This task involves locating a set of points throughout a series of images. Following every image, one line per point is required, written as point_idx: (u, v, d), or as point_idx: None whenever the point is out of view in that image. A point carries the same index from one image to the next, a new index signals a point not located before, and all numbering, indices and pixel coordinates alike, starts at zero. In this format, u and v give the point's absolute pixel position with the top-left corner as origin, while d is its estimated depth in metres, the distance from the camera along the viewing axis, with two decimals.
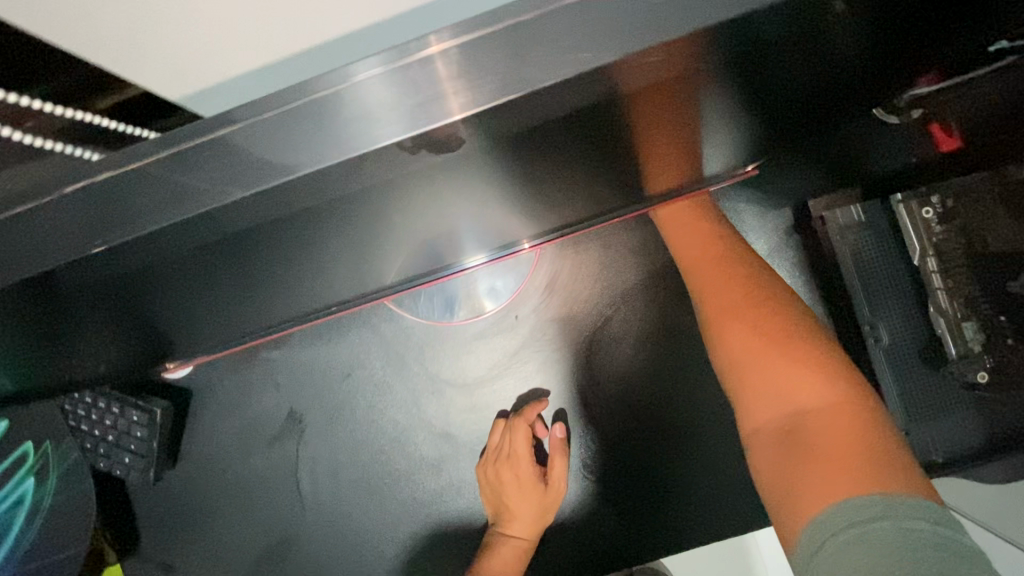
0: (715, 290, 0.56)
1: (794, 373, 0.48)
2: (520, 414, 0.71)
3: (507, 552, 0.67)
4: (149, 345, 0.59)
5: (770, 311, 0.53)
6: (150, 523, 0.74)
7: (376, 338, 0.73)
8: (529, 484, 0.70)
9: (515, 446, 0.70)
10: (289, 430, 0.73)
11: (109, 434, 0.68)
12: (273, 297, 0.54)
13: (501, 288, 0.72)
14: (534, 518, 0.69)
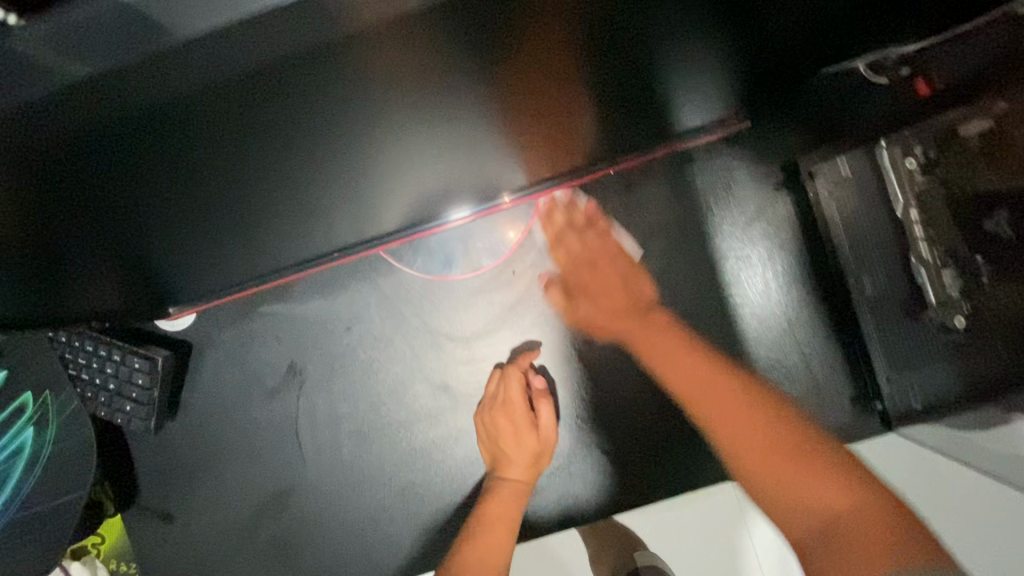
0: (714, 407, 0.60)
1: (814, 482, 0.50)
2: (513, 363, 0.73)
3: (507, 493, 0.69)
4: (146, 285, 0.59)
5: (768, 422, 0.57)
6: (151, 474, 0.74)
7: (376, 292, 0.74)
8: (524, 431, 0.71)
9: (507, 395, 0.72)
10: (290, 383, 0.74)
11: (111, 382, 0.69)
12: (270, 236, 0.55)
13: (499, 243, 0.74)
14: (531, 461, 0.71)
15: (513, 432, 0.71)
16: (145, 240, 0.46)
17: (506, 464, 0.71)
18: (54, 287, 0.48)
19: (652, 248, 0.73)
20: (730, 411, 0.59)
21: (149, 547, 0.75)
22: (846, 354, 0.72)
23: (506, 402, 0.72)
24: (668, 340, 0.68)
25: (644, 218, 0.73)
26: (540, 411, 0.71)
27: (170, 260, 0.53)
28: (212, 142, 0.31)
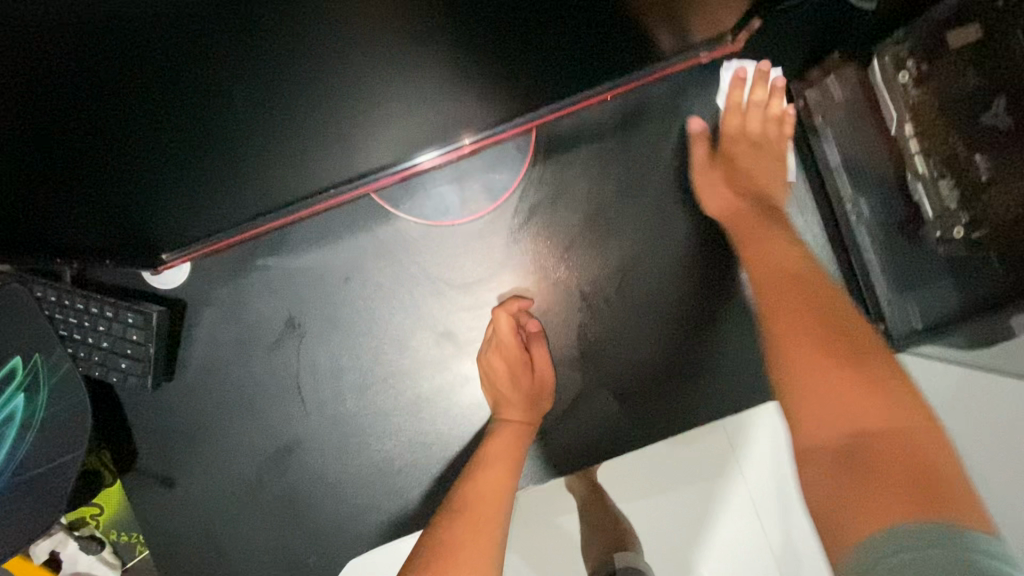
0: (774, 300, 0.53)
1: (849, 392, 0.44)
2: (503, 305, 0.72)
3: (507, 434, 0.68)
4: (136, 218, 0.56)
5: (828, 328, 0.48)
6: (148, 437, 0.72)
7: (374, 240, 0.73)
8: (520, 372, 0.71)
9: (501, 337, 0.71)
10: (290, 337, 0.73)
11: (104, 341, 0.67)
12: (271, 162, 0.53)
13: (497, 185, 0.73)
14: (528, 402, 0.70)
15: (510, 374, 0.71)
16: (139, 157, 0.45)
17: (504, 407, 0.70)
18: (44, 189, 0.45)
19: (650, 185, 0.74)
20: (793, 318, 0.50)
21: (150, 513, 0.73)
22: (845, 280, 0.72)
23: (499, 343, 0.71)
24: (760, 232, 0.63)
25: (640, 155, 0.73)
26: (533, 350, 0.71)
27: (162, 191, 0.52)
28: (217, 26, 0.31)
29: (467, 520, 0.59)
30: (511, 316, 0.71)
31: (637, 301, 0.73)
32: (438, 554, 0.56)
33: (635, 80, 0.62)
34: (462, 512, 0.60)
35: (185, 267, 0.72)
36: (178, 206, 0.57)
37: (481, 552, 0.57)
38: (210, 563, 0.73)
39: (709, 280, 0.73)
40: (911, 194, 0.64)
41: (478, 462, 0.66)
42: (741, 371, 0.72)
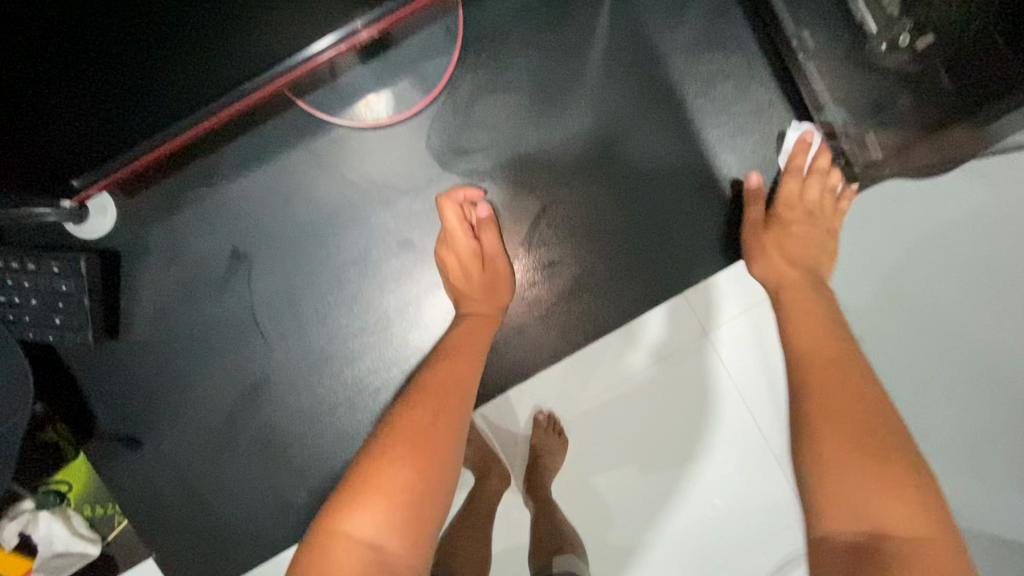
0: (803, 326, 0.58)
1: (867, 483, 0.45)
2: (446, 196, 0.67)
3: (471, 324, 0.65)
4: (39, 157, 0.51)
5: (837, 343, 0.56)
6: (104, 399, 0.68)
7: (311, 154, 0.69)
8: (472, 264, 0.68)
9: (450, 231, 0.67)
10: (238, 271, 0.69)
11: (33, 299, 0.61)
12: (200, 76, 0.50)
13: (429, 74, 0.68)
14: (490, 291, 0.67)
15: (462, 268, 0.68)
16: (59, 93, 0.44)
17: (466, 300, 0.67)
18: None
19: (591, 54, 0.70)
20: (812, 351, 0.56)
21: (121, 478, 0.69)
22: (800, 125, 0.70)
23: (449, 236, 0.67)
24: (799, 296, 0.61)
25: (576, 23, 0.70)
26: (483, 237, 0.67)
27: (83, 139, 0.51)
28: None
29: (431, 395, 0.57)
30: (456, 206, 0.67)
31: (596, 178, 0.70)
32: (394, 434, 0.53)
33: None
34: (428, 389, 0.58)
35: (111, 212, 0.67)
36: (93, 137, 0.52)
37: (441, 437, 0.54)
38: (196, 520, 0.69)
39: (669, 144, 0.70)
40: (853, 11, 0.61)
41: (445, 350, 0.63)
42: (710, 232, 0.71)
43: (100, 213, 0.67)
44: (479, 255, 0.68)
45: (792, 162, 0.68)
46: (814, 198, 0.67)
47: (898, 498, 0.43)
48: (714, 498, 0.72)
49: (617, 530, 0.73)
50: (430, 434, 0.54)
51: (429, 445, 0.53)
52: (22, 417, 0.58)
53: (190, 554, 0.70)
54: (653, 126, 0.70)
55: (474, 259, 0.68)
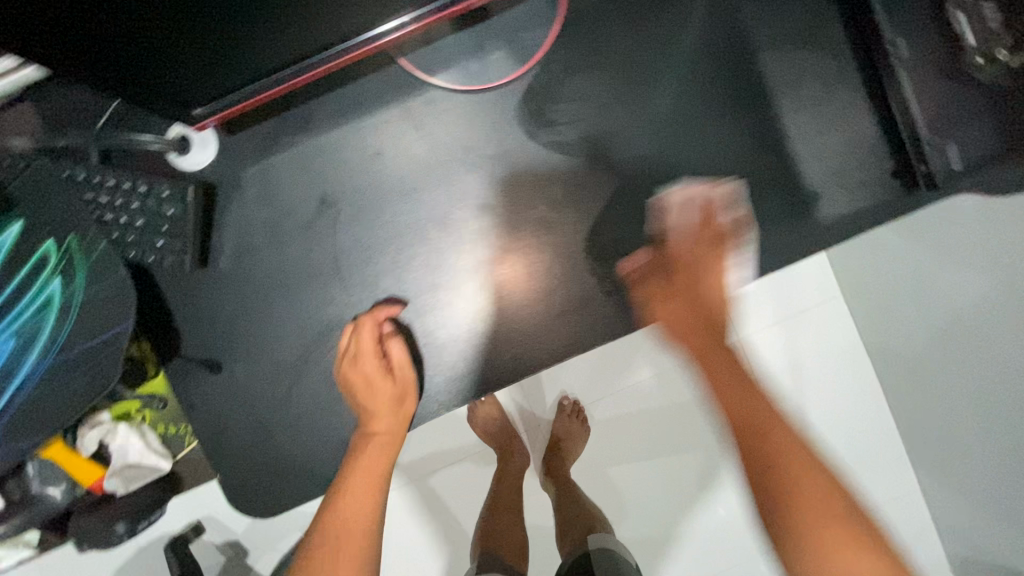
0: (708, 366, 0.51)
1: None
2: (367, 314, 0.70)
3: (374, 446, 0.64)
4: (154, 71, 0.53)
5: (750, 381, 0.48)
6: (189, 323, 0.72)
7: (405, 112, 0.71)
8: (382, 378, 0.68)
9: (359, 344, 0.68)
10: (324, 216, 0.72)
11: (138, 220, 0.67)
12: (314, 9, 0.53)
13: (527, 45, 0.70)
14: (393, 403, 0.67)
15: (371, 383, 0.68)
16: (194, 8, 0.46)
17: (374, 417, 0.67)
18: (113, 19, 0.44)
19: (683, 39, 0.71)
20: (732, 388, 0.48)
21: (195, 399, 0.73)
22: (883, 129, 0.71)
23: (358, 355, 0.68)
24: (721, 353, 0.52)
25: (676, 9, 0.71)
26: (391, 350, 0.69)
27: (192, 54, 0.53)
28: None
29: (339, 511, 0.57)
30: (375, 324, 0.70)
31: (676, 162, 0.72)
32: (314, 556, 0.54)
33: None
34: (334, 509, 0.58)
35: (210, 142, 0.70)
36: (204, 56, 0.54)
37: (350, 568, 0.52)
38: (260, 447, 0.73)
39: (751, 138, 0.72)
40: (954, 25, 0.61)
41: (336, 488, 0.60)
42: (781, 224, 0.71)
43: (201, 147, 0.70)
44: (389, 369, 0.69)
45: (708, 204, 0.68)
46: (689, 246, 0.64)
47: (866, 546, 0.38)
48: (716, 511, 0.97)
49: (629, 525, 0.97)
50: None
51: (334, 556, 0.53)
52: (126, 326, 0.65)
53: (252, 478, 0.73)
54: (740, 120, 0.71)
55: (382, 373, 0.68)
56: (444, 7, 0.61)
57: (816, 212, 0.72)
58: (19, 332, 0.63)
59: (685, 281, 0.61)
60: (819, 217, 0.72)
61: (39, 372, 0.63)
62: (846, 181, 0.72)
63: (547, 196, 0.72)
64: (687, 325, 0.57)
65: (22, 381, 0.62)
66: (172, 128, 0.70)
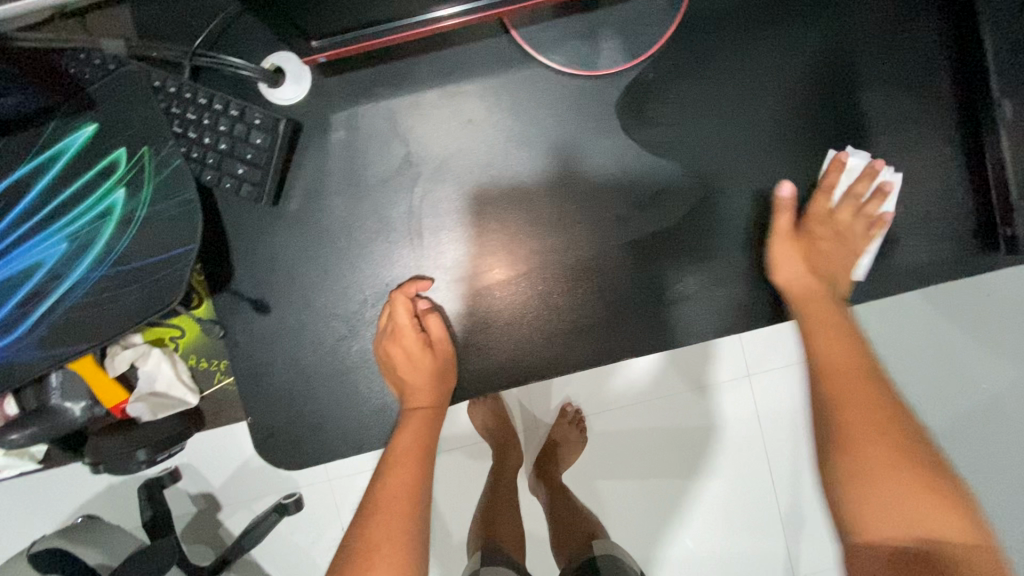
0: (837, 389, 0.60)
1: (928, 501, 0.51)
2: (400, 289, 0.70)
3: (415, 422, 0.68)
4: (301, 7, 0.52)
5: (869, 386, 0.60)
6: (246, 258, 0.70)
7: (506, 84, 0.70)
8: (422, 353, 0.69)
9: (397, 322, 0.69)
10: (404, 175, 0.70)
11: (223, 143, 0.65)
12: None
13: (643, 38, 0.68)
14: (432, 385, 0.69)
15: (411, 359, 0.69)
16: None
17: (413, 394, 0.69)
18: None
19: (792, 64, 0.71)
20: (842, 365, 0.62)
21: (240, 338, 0.70)
22: (971, 186, 0.71)
23: (396, 332, 0.69)
24: (816, 314, 0.67)
25: (790, 32, 0.70)
26: (430, 326, 0.70)
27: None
28: None
29: (386, 496, 0.63)
30: (406, 300, 0.69)
31: (760, 183, 0.72)
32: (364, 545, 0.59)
33: None
34: (377, 506, 0.62)
35: (305, 79, 0.68)
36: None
37: (400, 554, 0.58)
38: (298, 398, 0.71)
39: (837, 174, 0.72)
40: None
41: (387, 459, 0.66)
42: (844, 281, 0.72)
43: (294, 82, 0.68)
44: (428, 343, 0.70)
45: (610, 262, 0.72)
46: (577, 299, 0.72)
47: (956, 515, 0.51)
48: (692, 536, 1.06)
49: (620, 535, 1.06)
50: (387, 556, 0.58)
51: (384, 531, 0.60)
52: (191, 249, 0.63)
53: (284, 428, 0.72)
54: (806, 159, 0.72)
55: (423, 350, 0.69)
56: None
57: (892, 258, 0.72)
58: (76, 237, 0.62)
59: (824, 250, 0.71)
60: (893, 263, 0.72)
61: (90, 280, 0.62)
62: (925, 233, 0.72)
63: (630, 194, 0.71)
64: (804, 289, 0.69)
65: (74, 287, 0.62)
66: (266, 59, 0.68)
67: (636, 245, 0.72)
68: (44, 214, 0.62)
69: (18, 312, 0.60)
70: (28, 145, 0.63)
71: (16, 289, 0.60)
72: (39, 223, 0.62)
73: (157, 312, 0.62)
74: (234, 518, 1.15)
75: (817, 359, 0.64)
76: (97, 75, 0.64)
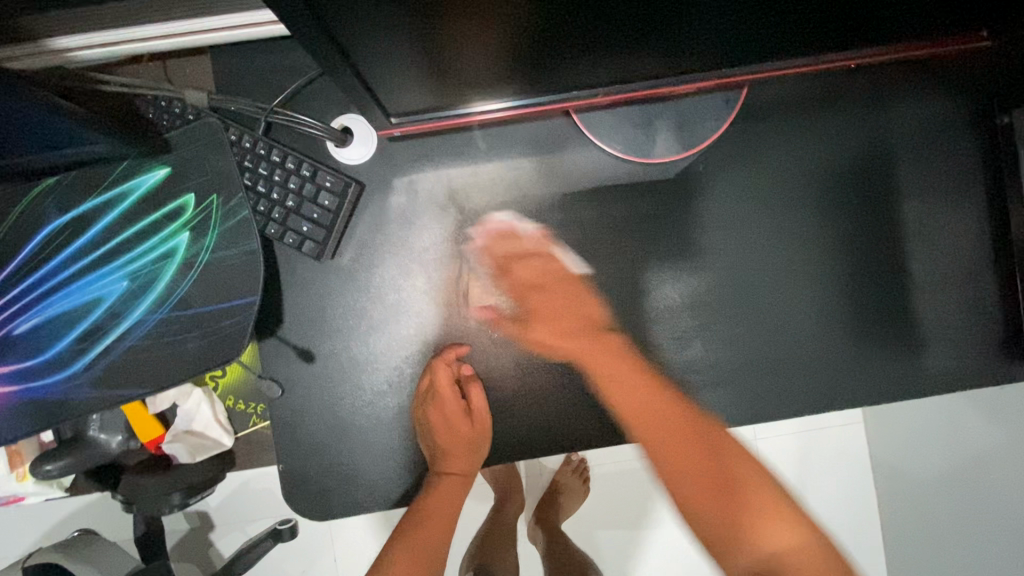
0: (671, 451, 0.69)
1: (778, 526, 0.64)
2: (438, 357, 0.73)
3: (444, 487, 0.74)
4: (386, 90, 0.56)
5: (694, 439, 0.69)
6: (295, 307, 0.71)
7: (561, 163, 0.73)
8: (460, 419, 0.75)
9: (437, 389, 0.74)
10: (457, 242, 0.73)
11: (291, 200, 0.69)
12: (536, 74, 0.57)
13: (693, 133, 0.72)
14: (465, 453, 0.75)
15: (450, 422, 0.76)
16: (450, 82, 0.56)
17: (447, 459, 0.75)
18: (391, 78, 0.53)
19: (834, 168, 0.74)
20: (670, 426, 0.69)
21: (280, 385, 0.72)
22: (1001, 297, 0.74)
23: (438, 398, 0.74)
24: (623, 371, 0.71)
25: (833, 137, 0.74)
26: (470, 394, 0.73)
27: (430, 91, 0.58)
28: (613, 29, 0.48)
29: (412, 551, 0.73)
30: (446, 368, 0.73)
31: (793, 275, 0.74)
32: None
33: (836, 61, 0.64)
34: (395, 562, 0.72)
35: (372, 142, 0.71)
36: (427, 89, 0.57)
37: None
38: (330, 448, 0.72)
39: (869, 272, 0.74)
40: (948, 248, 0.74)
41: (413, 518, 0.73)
42: (874, 378, 0.74)
43: (360, 144, 0.71)
44: (467, 410, 0.75)
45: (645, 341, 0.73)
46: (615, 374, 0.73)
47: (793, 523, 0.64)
48: None
49: None
50: None
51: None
52: (253, 299, 0.64)
53: (314, 477, 0.72)
54: (841, 257, 0.74)
55: (461, 416, 0.75)
56: (630, 92, 0.65)
57: (920, 361, 0.74)
58: (136, 275, 0.64)
59: (550, 313, 0.75)
60: (920, 365, 0.74)
61: (148, 322, 0.64)
62: (952, 339, 0.74)
63: (670, 276, 0.74)
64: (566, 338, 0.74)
65: (133, 326, 0.63)
66: (338, 119, 0.70)
67: (670, 327, 0.74)
68: (105, 251, 0.64)
69: (75, 350, 0.62)
70: (95, 182, 0.65)
71: (76, 327, 0.63)
72: (99, 258, 0.64)
73: (213, 357, 0.63)
74: (227, 538, 1.14)
75: (618, 409, 0.71)
76: (175, 123, 0.68)
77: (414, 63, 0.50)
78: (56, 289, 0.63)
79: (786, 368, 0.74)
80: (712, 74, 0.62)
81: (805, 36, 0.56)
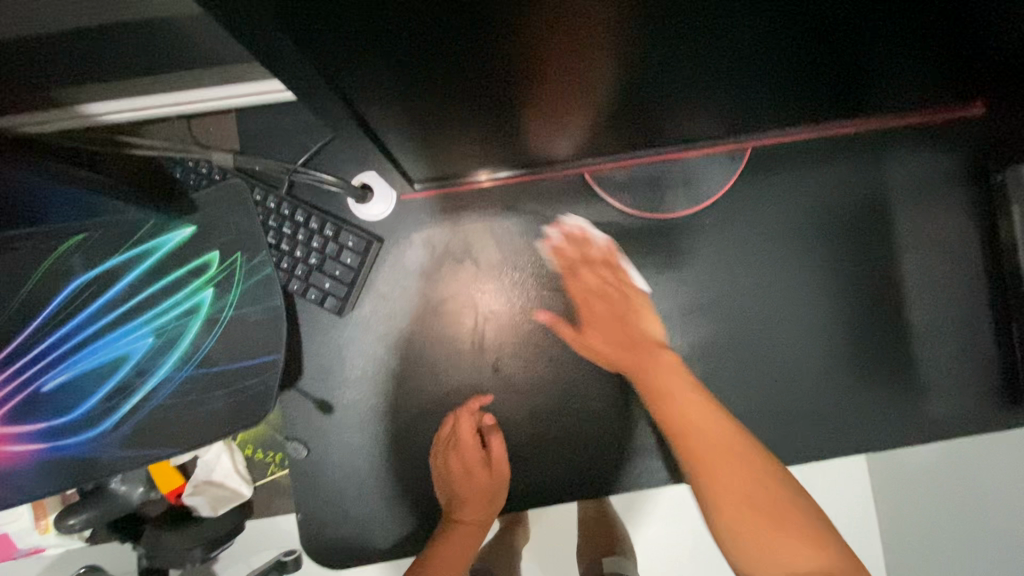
0: (711, 475, 0.62)
1: (784, 542, 0.58)
2: (463, 406, 0.74)
3: (460, 538, 0.73)
4: (407, 160, 0.58)
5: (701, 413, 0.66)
6: (315, 358, 0.74)
7: (571, 217, 0.75)
8: (479, 470, 0.74)
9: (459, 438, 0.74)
10: (471, 294, 0.75)
11: (313, 257, 0.72)
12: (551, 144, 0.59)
13: (698, 188, 0.75)
14: (480, 504, 0.74)
15: (468, 471, 0.74)
16: (469, 149, 0.58)
17: (462, 508, 0.74)
18: (413, 150, 0.56)
19: (835, 222, 0.77)
20: (676, 401, 0.67)
21: (299, 435, 0.73)
22: (998, 346, 0.76)
23: (459, 446, 0.74)
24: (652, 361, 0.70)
25: (833, 191, 0.77)
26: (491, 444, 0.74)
27: (447, 157, 0.60)
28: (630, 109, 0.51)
29: None
30: (470, 417, 0.74)
31: (795, 325, 0.77)
32: None
33: (837, 127, 0.66)
34: None
35: (390, 198, 0.73)
36: (445, 158, 0.59)
37: None
38: (347, 498, 0.73)
39: (871, 323, 0.77)
40: (946, 301, 0.77)
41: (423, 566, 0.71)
42: (878, 426, 0.77)
43: (379, 200, 0.73)
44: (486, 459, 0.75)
45: None
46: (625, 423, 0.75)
47: (811, 543, 0.58)
48: None
49: None
50: None
51: None
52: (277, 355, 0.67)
53: (330, 527, 0.74)
54: (843, 308, 0.77)
55: (480, 465, 0.75)
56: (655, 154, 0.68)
57: (922, 409, 0.77)
58: (161, 331, 0.66)
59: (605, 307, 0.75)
60: (922, 413, 0.77)
61: (174, 378, 0.65)
62: (951, 388, 0.77)
63: (678, 326, 0.76)
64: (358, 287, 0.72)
65: (160, 383, 0.65)
66: (357, 176, 0.73)
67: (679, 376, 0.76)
68: (128, 308, 0.65)
69: (103, 407, 0.64)
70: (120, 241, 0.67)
71: (103, 383, 0.64)
72: (122, 315, 0.65)
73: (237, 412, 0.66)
74: None
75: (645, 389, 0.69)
76: (202, 183, 0.73)
77: (435, 137, 0.52)
78: (81, 346, 0.64)
79: (793, 416, 0.76)
80: (719, 140, 0.65)
81: (805, 110, 0.59)
